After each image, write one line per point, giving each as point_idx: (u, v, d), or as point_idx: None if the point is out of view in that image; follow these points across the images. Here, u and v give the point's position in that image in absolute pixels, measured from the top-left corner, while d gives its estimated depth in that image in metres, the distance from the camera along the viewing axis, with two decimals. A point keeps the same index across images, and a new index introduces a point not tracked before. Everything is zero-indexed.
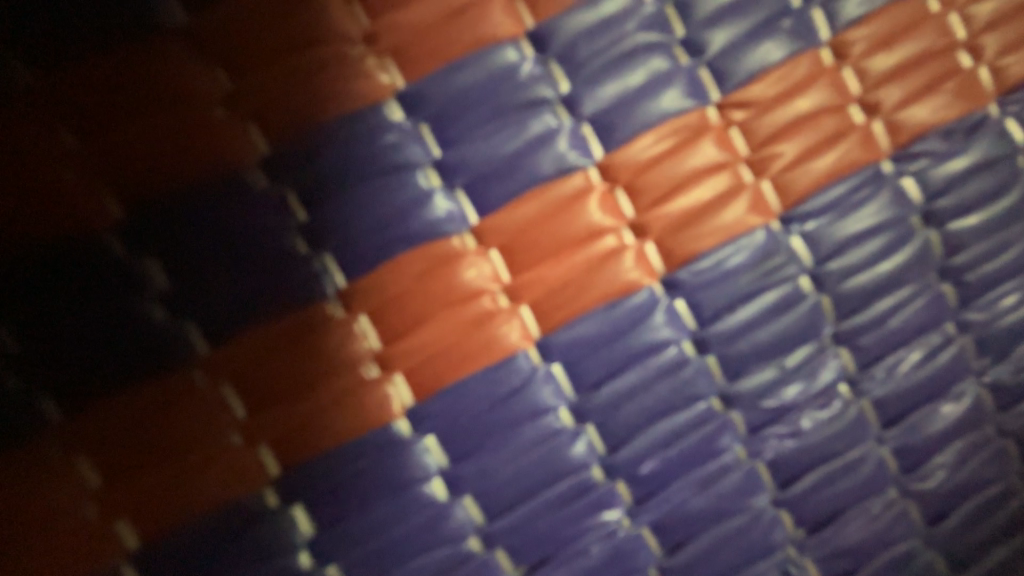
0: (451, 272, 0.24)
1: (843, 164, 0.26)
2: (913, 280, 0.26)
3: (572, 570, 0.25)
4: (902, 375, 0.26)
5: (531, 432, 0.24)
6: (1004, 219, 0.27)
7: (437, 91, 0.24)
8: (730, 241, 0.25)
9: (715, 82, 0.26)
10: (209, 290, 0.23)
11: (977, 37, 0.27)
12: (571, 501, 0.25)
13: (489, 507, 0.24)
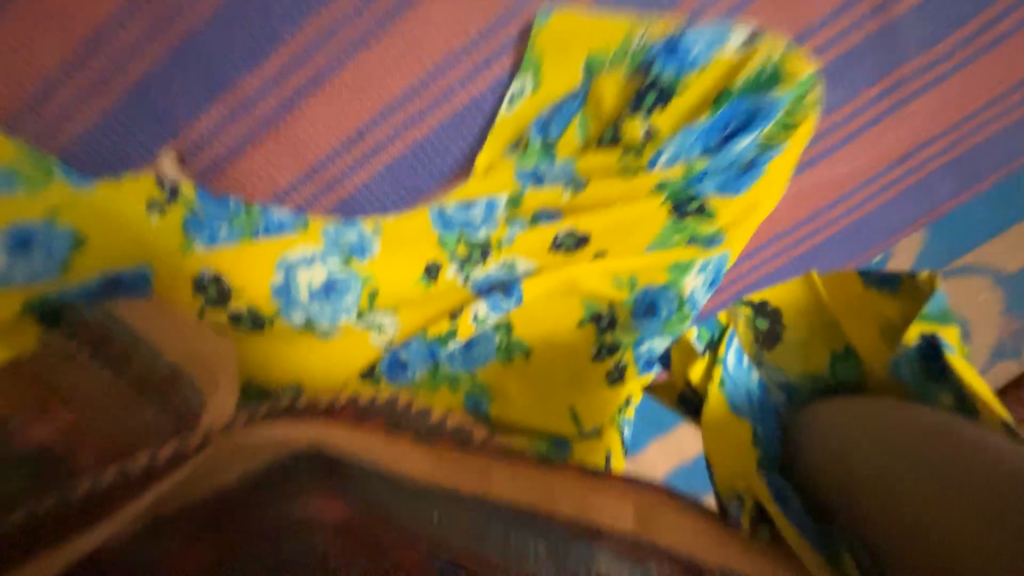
0: (565, 178, 0.56)
1: (641, 142, 0.53)
2: (695, 207, 0.51)
3: None
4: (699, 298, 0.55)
5: (575, 366, 0.57)
6: (662, 155, 0.52)
7: (540, 189, 0.57)
8: (670, 224, 0.52)
9: (586, 176, 0.56)
10: (475, 227, 0.59)
11: (684, 113, 0.52)
12: None
13: (528, 392, 0.58)
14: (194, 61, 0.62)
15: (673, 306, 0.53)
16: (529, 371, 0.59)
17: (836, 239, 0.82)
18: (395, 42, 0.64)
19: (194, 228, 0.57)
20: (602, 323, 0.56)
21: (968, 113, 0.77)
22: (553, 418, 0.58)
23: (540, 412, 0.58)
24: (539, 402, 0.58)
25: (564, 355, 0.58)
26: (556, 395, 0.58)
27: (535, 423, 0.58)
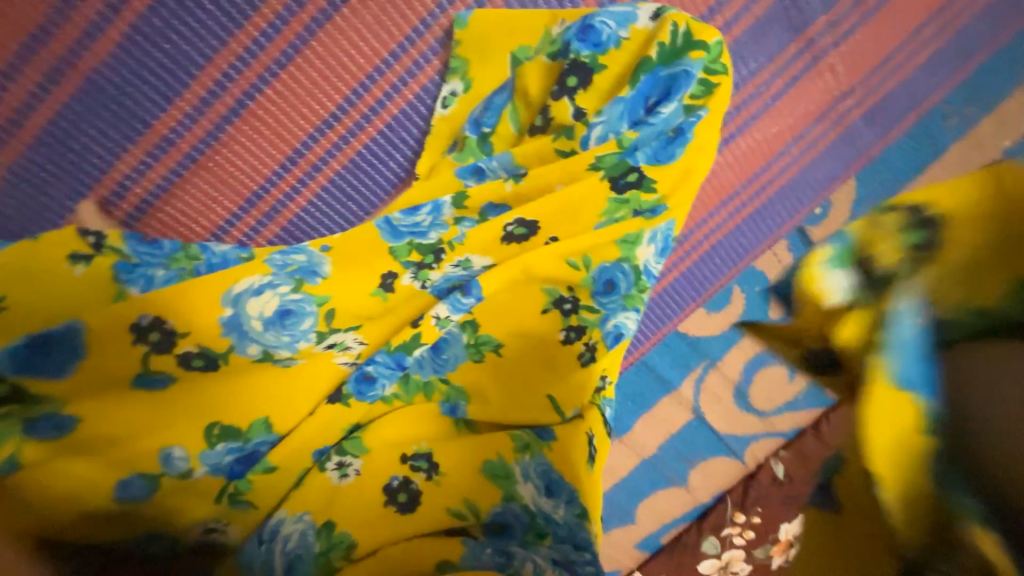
0: (507, 169, 0.56)
1: (573, 123, 0.54)
2: (634, 179, 0.52)
3: (542, 473, 0.57)
4: (652, 265, 0.57)
5: (546, 353, 0.58)
6: (597, 132, 0.53)
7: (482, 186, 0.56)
8: (614, 199, 0.53)
9: (526, 164, 0.56)
10: (422, 231, 0.58)
11: (611, 89, 0.53)
12: (529, 452, 0.58)
13: (504, 386, 0.59)
14: (99, 99, 0.58)
15: (629, 279, 0.56)
16: (501, 366, 0.59)
17: (774, 198, 0.87)
18: (315, 57, 0.62)
19: (125, 274, 0.53)
20: (564, 306, 0.57)
21: (876, 63, 0.82)
22: (532, 408, 0.58)
23: (516, 404, 0.59)
24: (514, 395, 0.59)
25: (533, 345, 0.58)
26: (530, 385, 0.58)
27: (513, 417, 0.59)
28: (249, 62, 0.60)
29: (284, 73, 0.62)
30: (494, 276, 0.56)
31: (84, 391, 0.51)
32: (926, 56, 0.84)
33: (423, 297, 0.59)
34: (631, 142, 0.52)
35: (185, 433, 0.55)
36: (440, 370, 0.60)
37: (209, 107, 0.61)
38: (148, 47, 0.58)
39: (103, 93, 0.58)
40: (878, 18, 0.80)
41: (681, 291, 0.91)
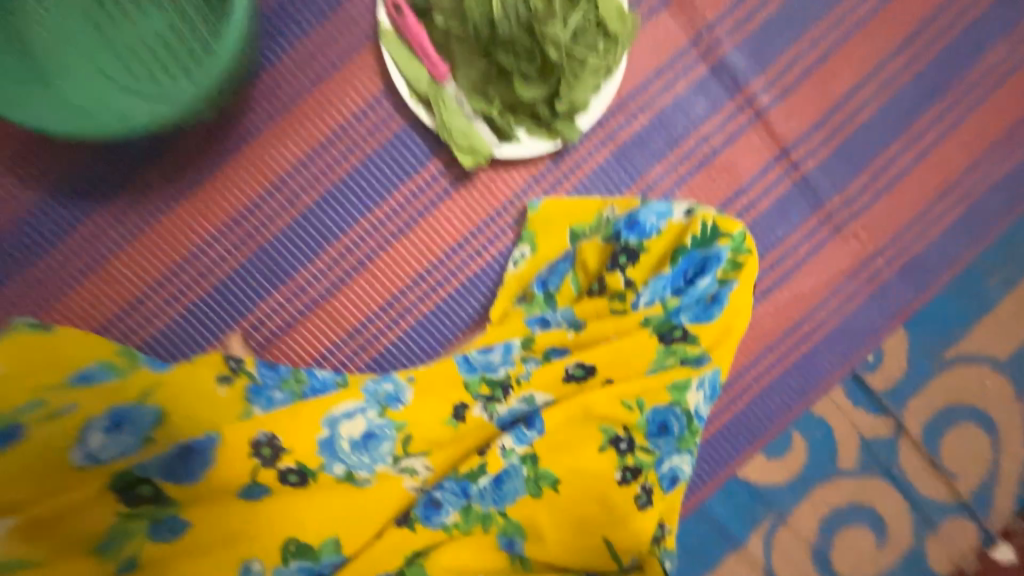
0: (567, 320, 0.67)
1: (623, 287, 0.64)
2: (679, 333, 0.61)
3: None
4: (702, 409, 0.62)
5: (603, 491, 0.61)
6: (645, 296, 0.62)
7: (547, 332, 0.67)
8: (663, 350, 0.61)
9: (584, 316, 0.66)
10: (494, 368, 0.68)
11: (655, 263, 0.64)
12: None
13: (561, 523, 0.62)
14: (262, 261, 0.77)
15: (681, 421, 0.62)
16: (559, 502, 0.62)
17: (821, 346, 0.90)
18: (420, 230, 0.80)
19: (253, 397, 0.66)
20: (619, 444, 0.62)
21: (904, 225, 0.89)
22: (589, 551, 0.60)
23: (575, 539, 0.62)
24: (572, 531, 0.62)
25: (590, 483, 0.62)
26: (588, 523, 0.61)
27: (569, 554, 0.61)
28: (373, 237, 0.79)
29: (394, 243, 0.79)
30: (554, 414, 0.63)
31: (200, 497, 0.59)
32: (951, 222, 0.89)
33: (490, 428, 0.66)
34: (674, 305, 0.61)
35: (269, 546, 0.60)
36: (499, 502, 0.63)
37: (336, 266, 0.79)
38: (305, 228, 0.77)
39: (264, 257, 0.77)
40: (899, 190, 0.87)
41: (736, 434, 0.90)
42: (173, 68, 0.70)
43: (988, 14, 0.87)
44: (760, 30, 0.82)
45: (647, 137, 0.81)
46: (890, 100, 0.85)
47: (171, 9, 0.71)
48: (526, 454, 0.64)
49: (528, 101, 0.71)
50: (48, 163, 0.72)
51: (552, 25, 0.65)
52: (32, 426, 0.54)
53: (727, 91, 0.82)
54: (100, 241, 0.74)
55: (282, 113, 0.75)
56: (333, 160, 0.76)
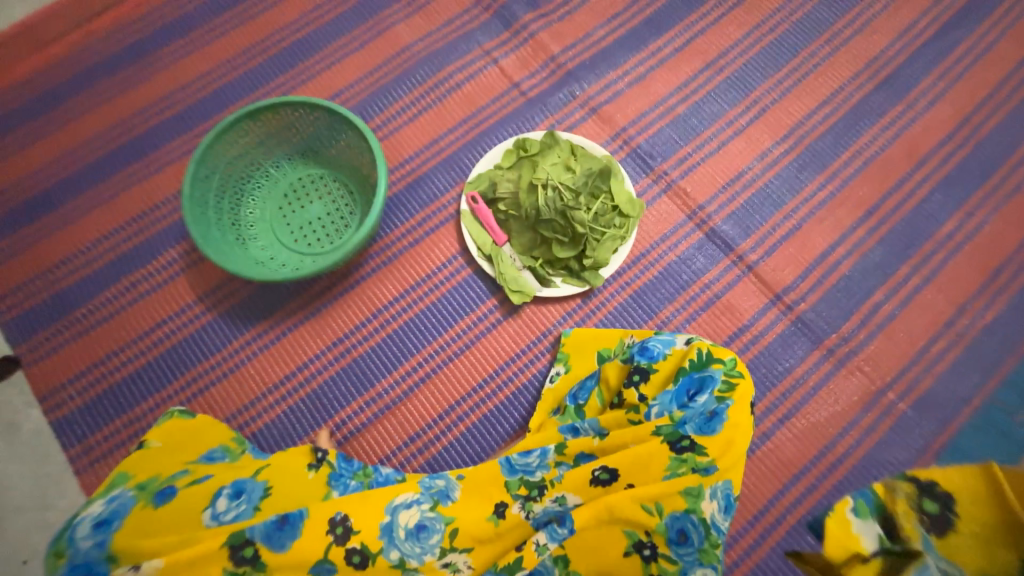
0: (593, 429, 0.80)
1: (637, 402, 0.78)
2: (688, 443, 0.72)
3: None
4: (718, 517, 0.69)
5: None
6: (657, 409, 0.76)
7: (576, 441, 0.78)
8: (676, 458, 0.72)
9: (606, 426, 0.79)
10: (531, 471, 0.79)
11: (663, 382, 0.79)
12: None
13: None
14: (353, 372, 0.98)
15: (700, 530, 0.69)
16: None
17: (850, 478, 0.93)
18: (475, 351, 1.00)
19: (333, 481, 0.80)
20: (642, 549, 0.70)
21: (906, 361, 0.99)
22: None
23: None
24: None
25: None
26: None
27: None
28: (440, 356, 0.99)
29: (454, 361, 0.99)
30: (584, 516, 0.71)
31: (284, 566, 0.69)
32: (951, 360, 0.99)
33: (527, 528, 0.75)
34: (681, 418, 0.74)
35: None
36: None
37: (407, 379, 0.98)
38: (389, 347, 1.00)
39: (355, 369, 0.98)
40: (890, 330, 1.00)
41: (776, 571, 0.89)
42: (324, 240, 1.04)
43: (936, 192, 1.08)
44: (742, 206, 1.07)
45: (658, 284, 1.03)
46: (863, 258, 1.04)
47: (327, 199, 1.07)
48: (558, 555, 0.71)
49: (563, 258, 0.97)
50: (222, 298, 1.02)
51: (580, 211, 0.93)
52: (182, 488, 0.72)
53: (721, 250, 1.05)
54: (241, 353, 0.99)
55: (385, 263, 1.03)
56: (417, 297, 1.02)
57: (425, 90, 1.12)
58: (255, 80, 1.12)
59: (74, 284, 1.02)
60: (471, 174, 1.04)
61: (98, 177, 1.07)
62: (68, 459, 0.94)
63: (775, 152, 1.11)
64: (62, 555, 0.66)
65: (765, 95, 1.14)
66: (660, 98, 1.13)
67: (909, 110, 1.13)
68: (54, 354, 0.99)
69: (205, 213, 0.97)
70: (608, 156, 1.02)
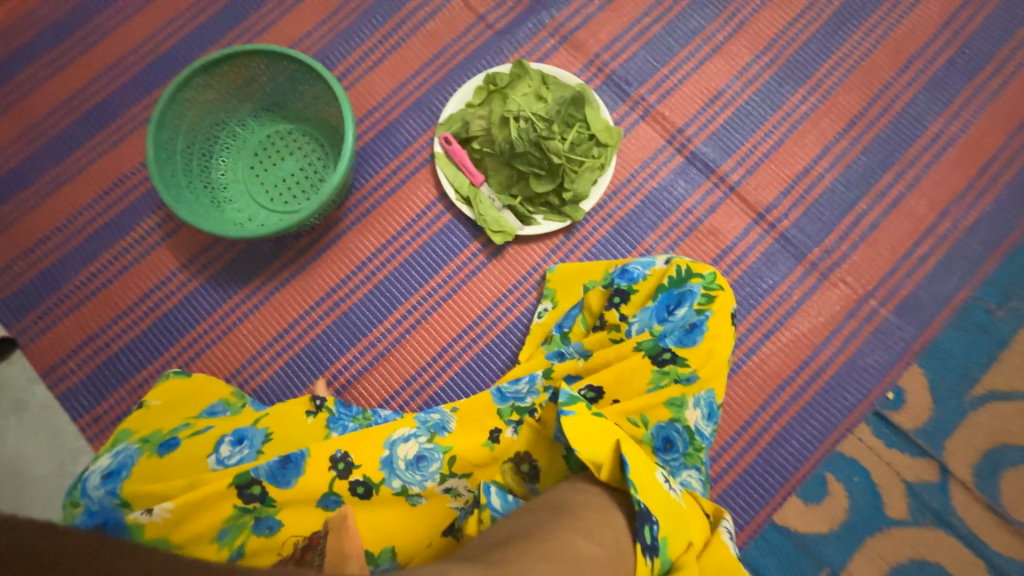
0: (577, 353, 0.82)
1: (618, 321, 0.79)
2: (669, 355, 0.73)
3: None
4: (704, 424, 0.72)
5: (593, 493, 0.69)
6: (638, 326, 0.77)
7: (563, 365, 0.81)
8: (659, 371, 0.73)
9: (589, 348, 0.81)
10: (521, 397, 0.82)
11: (643, 301, 0.80)
12: None
13: None
14: (345, 324, 1.00)
15: (684, 437, 0.71)
16: None
17: (835, 383, 0.96)
18: (463, 294, 1.01)
19: (331, 424, 0.82)
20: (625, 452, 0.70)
21: (889, 269, 0.99)
22: None
23: None
24: None
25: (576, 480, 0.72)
26: None
27: None
28: (430, 302, 1.00)
29: (442, 305, 1.00)
30: None
31: (292, 501, 0.72)
32: (934, 264, 0.99)
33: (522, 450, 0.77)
34: (660, 333, 0.75)
35: None
36: None
37: (399, 326, 1.00)
38: (378, 296, 1.01)
39: (347, 320, 1.00)
40: (873, 239, 1.00)
41: (764, 476, 0.93)
42: (300, 196, 1.03)
43: (920, 96, 1.05)
44: (722, 127, 1.05)
45: (639, 212, 1.02)
46: (847, 169, 1.03)
47: (298, 154, 1.04)
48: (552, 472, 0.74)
49: (542, 193, 0.96)
50: (206, 262, 1.02)
51: (555, 140, 0.91)
52: (185, 439, 0.75)
53: (701, 173, 1.03)
54: (233, 314, 1.01)
55: (365, 214, 1.03)
56: (401, 245, 1.02)
57: (387, 30, 1.07)
58: (210, 34, 1.07)
59: (58, 261, 1.02)
60: (441, 114, 1.01)
61: (65, 151, 1.04)
62: (80, 428, 0.97)
63: (755, 67, 1.07)
64: (77, 505, 0.69)
65: (744, 7, 1.09)
66: (633, 18, 1.08)
67: (893, 11, 1.08)
68: (48, 330, 1.00)
69: (175, 177, 0.95)
70: (581, 83, 0.99)
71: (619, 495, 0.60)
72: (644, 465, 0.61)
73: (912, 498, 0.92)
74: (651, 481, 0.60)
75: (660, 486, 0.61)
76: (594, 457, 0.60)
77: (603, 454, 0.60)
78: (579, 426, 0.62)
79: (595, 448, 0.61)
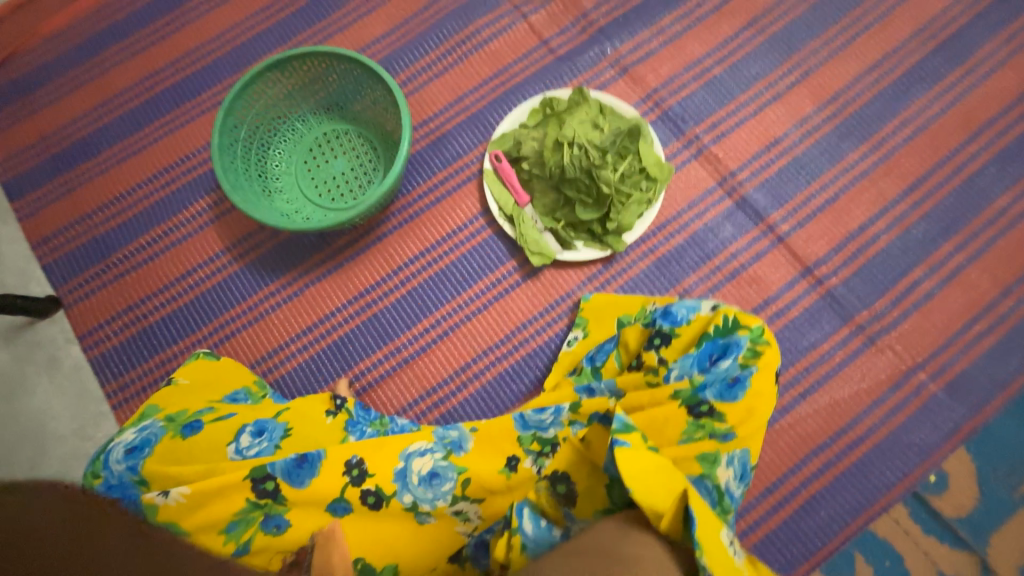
0: (608, 390, 0.80)
1: (655, 364, 0.78)
2: (705, 407, 0.71)
3: None
4: (733, 485, 0.69)
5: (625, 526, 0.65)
6: (676, 373, 0.75)
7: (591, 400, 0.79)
8: (693, 422, 0.71)
9: (620, 387, 0.79)
10: (544, 428, 0.80)
11: (685, 346, 0.78)
12: None
13: None
14: (374, 326, 1.00)
15: (712, 496, 0.67)
16: None
17: (872, 456, 0.91)
18: (494, 311, 1.00)
19: (350, 427, 0.82)
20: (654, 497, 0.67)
21: (940, 343, 0.94)
22: None
23: None
24: None
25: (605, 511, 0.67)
26: None
27: None
28: (460, 315, 1.00)
29: (471, 320, 1.00)
30: None
31: (302, 501, 0.71)
32: (990, 344, 0.94)
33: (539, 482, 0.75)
34: (698, 382, 0.72)
35: None
36: None
37: (427, 335, 0.99)
38: (409, 303, 1.01)
39: (376, 322, 1.00)
40: (926, 309, 0.96)
41: (786, 545, 0.88)
42: (347, 195, 1.04)
43: (988, 167, 1.01)
44: (776, 175, 1.02)
45: (682, 252, 1.00)
46: (904, 233, 0.99)
47: (350, 155, 1.07)
48: None
49: (586, 221, 0.95)
50: (249, 249, 1.04)
51: (606, 170, 0.91)
52: (207, 424, 0.75)
53: (750, 219, 1.01)
54: (267, 302, 1.02)
55: (408, 220, 1.04)
56: (438, 255, 1.02)
57: (451, 46, 1.10)
58: (282, 33, 1.12)
59: (110, 230, 1.05)
60: (495, 132, 1.02)
61: (133, 127, 1.09)
62: (106, 394, 0.99)
63: (816, 119, 1.05)
64: (98, 476, 0.70)
65: (809, 58, 1.07)
66: (696, 58, 1.08)
67: (967, 77, 1.05)
68: (91, 296, 1.03)
69: (233, 163, 0.98)
70: (638, 117, 0.98)
71: (680, 553, 0.55)
72: (710, 526, 0.55)
73: None
74: (717, 539, 0.55)
75: (724, 548, 0.55)
76: (653, 505, 0.56)
77: (666, 503, 0.56)
78: (632, 463, 0.59)
79: (656, 496, 0.57)
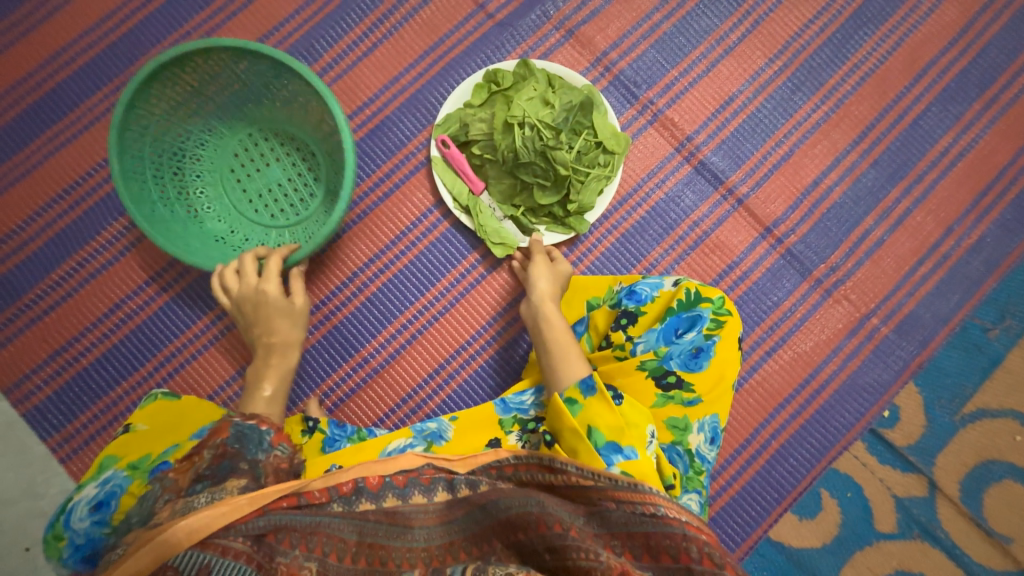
0: None
1: (620, 339, 0.77)
2: (673, 378, 0.71)
3: None
4: (705, 447, 0.72)
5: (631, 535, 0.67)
6: (642, 346, 0.74)
7: None
8: (663, 394, 0.71)
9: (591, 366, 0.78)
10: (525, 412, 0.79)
11: (649, 319, 0.77)
12: None
13: None
14: (336, 337, 0.95)
15: (685, 460, 0.71)
16: None
17: (832, 401, 0.97)
18: (461, 308, 0.96)
19: (328, 441, 0.80)
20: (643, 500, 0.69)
21: (890, 289, 0.99)
22: None
23: None
24: None
25: None
26: None
27: None
28: (427, 315, 0.96)
29: (439, 319, 0.96)
30: None
31: None
32: (934, 283, 0.99)
33: None
34: (664, 353, 0.72)
35: None
36: None
37: (393, 340, 0.95)
38: (371, 308, 0.95)
39: (337, 333, 0.95)
40: (876, 257, 0.99)
41: (760, 493, 0.94)
42: (284, 200, 0.95)
43: (931, 107, 1.03)
44: (733, 135, 1.00)
45: (646, 224, 0.98)
46: (855, 182, 1.01)
47: (282, 154, 0.96)
48: None
49: (546, 205, 0.91)
50: (184, 271, 0.95)
51: (561, 150, 0.86)
52: None
53: (709, 184, 0.99)
54: (215, 327, 0.94)
55: (356, 220, 0.96)
56: (395, 254, 0.96)
57: (377, 18, 0.98)
58: (178, 15, 0.96)
59: (15, 268, 0.93)
60: (438, 115, 0.94)
61: (17, 145, 0.94)
62: (50, 449, 0.91)
63: (768, 72, 1.02)
64: (62, 538, 0.64)
65: (758, 5, 1.03)
66: (643, 13, 1.01)
67: (910, 16, 1.04)
68: (9, 344, 0.92)
69: (143, 183, 0.87)
70: (589, 86, 0.93)
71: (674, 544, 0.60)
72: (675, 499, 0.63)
73: (899, 511, 0.95)
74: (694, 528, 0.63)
75: None
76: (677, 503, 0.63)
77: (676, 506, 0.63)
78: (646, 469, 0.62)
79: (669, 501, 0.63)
